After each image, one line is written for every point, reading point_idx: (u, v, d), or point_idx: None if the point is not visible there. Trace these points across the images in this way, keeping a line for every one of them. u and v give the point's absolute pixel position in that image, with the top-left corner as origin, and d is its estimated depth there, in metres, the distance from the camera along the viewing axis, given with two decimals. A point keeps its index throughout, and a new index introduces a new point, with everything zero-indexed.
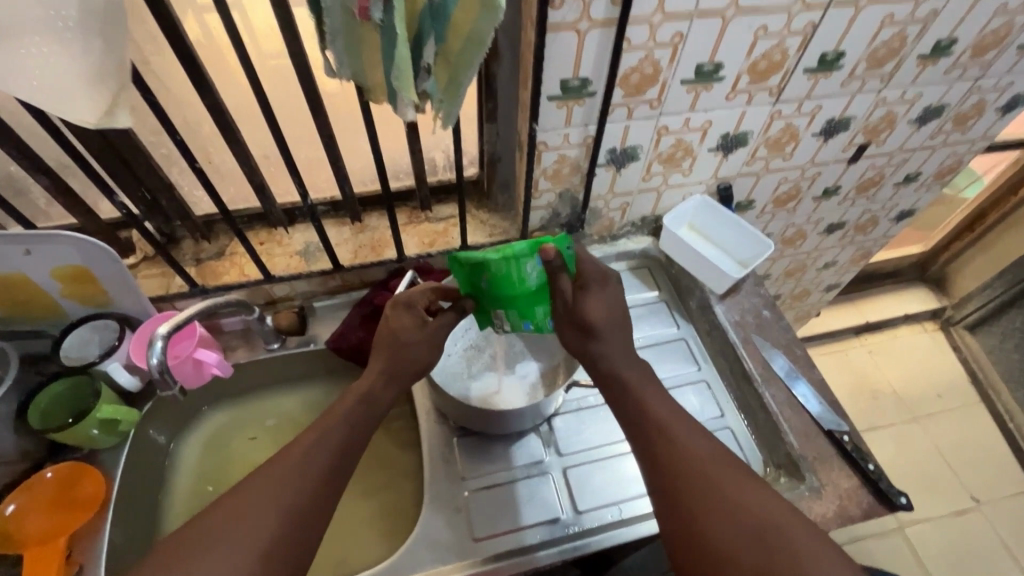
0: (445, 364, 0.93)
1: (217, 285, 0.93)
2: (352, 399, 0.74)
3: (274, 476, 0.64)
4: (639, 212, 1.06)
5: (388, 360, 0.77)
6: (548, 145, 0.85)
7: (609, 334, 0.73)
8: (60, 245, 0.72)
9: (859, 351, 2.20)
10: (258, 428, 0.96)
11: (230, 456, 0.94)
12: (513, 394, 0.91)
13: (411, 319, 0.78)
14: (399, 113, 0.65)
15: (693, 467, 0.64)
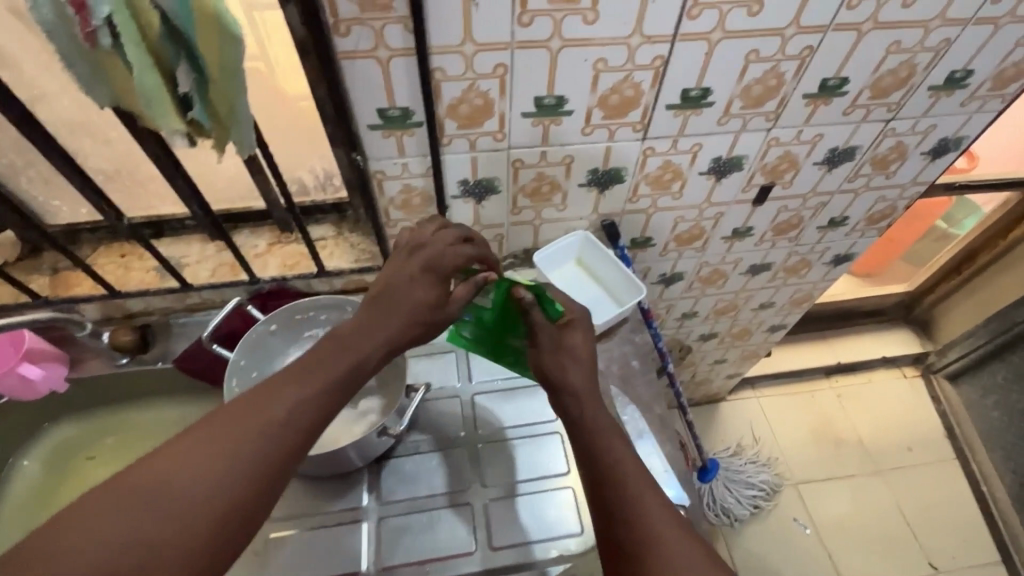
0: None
1: (66, 296, 0.92)
2: (344, 360, 0.58)
3: (189, 452, 0.48)
4: (519, 245, 1.00)
5: (366, 321, 0.62)
6: (388, 175, 0.81)
7: (572, 358, 0.73)
8: None
9: (827, 395, 2.05)
10: (97, 448, 0.95)
11: (67, 473, 0.94)
12: (345, 430, 0.85)
13: (431, 284, 0.66)
14: (171, 141, 0.61)
15: (621, 489, 0.61)
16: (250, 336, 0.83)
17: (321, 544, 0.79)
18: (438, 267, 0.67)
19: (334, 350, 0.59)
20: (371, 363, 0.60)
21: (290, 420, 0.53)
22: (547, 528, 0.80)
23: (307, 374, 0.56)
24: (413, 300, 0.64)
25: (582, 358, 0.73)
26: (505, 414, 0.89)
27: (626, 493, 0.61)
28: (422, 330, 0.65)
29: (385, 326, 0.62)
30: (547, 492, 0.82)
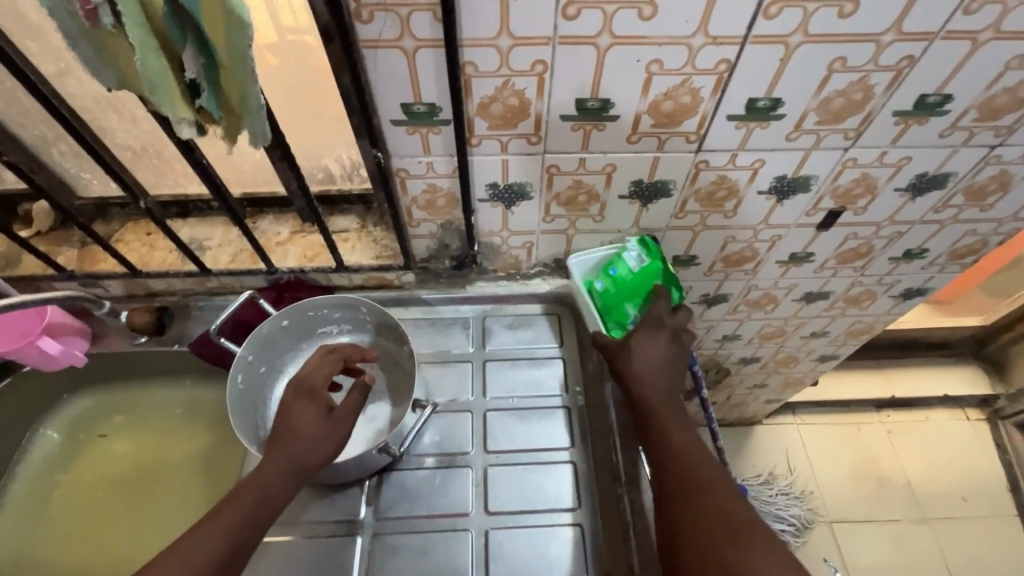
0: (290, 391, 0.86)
1: (90, 272, 0.92)
2: (255, 493, 0.64)
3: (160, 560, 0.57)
4: (549, 254, 0.93)
5: (288, 448, 0.67)
6: (411, 173, 0.75)
7: (650, 362, 0.78)
8: None
9: (875, 429, 1.89)
10: (107, 426, 0.97)
11: (79, 451, 0.95)
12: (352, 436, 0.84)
13: (314, 407, 0.71)
14: (180, 131, 0.58)
15: (709, 476, 0.67)
16: (263, 330, 0.81)
17: (314, 552, 0.77)
18: (314, 392, 0.72)
19: (235, 488, 0.64)
20: (279, 492, 0.65)
21: (210, 546, 0.59)
22: (549, 565, 0.76)
23: (236, 504, 0.63)
24: (306, 426, 0.69)
25: (660, 362, 0.78)
26: (517, 437, 0.85)
27: (709, 482, 0.66)
28: (330, 445, 0.69)
29: (294, 451, 0.67)
30: (554, 527, 0.79)
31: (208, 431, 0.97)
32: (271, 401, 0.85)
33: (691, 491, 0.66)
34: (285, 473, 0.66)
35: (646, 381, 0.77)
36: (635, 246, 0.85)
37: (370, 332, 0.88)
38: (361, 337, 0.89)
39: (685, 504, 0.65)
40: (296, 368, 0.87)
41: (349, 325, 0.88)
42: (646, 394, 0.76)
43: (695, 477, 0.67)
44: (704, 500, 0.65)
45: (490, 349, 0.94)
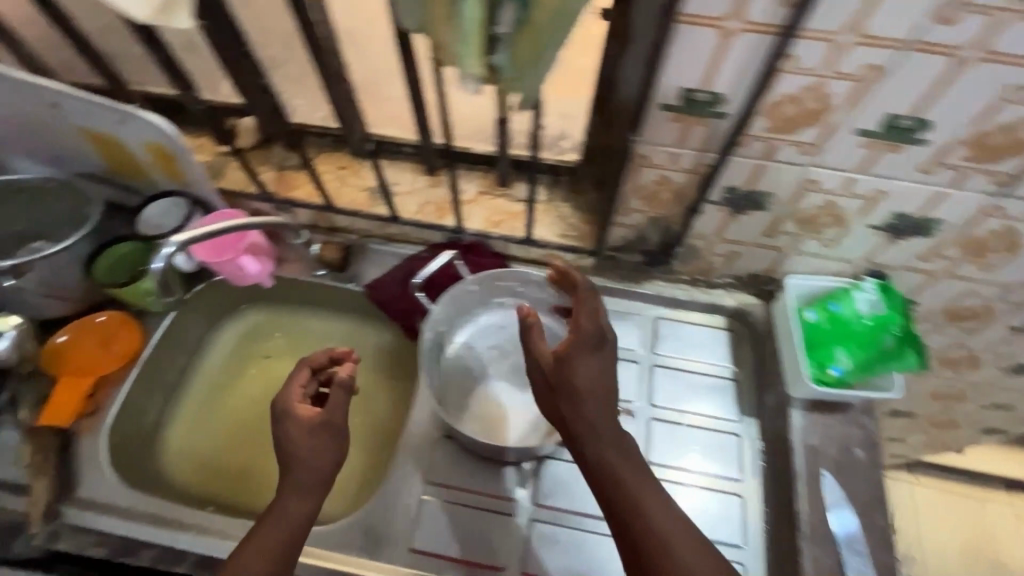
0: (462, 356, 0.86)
1: (287, 197, 0.94)
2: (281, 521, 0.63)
3: None
4: (749, 268, 0.85)
5: (288, 483, 0.65)
6: (649, 162, 0.68)
7: (588, 386, 0.63)
8: (146, 124, 0.76)
9: (1002, 511, 1.70)
10: (270, 347, 1.00)
11: (246, 365, 0.99)
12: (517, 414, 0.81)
13: (295, 424, 0.67)
14: (462, 85, 0.54)
15: (660, 533, 0.58)
16: (455, 290, 0.82)
17: (466, 524, 0.76)
18: (290, 411, 0.69)
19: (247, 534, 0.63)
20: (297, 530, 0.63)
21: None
22: None
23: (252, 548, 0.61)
24: (302, 449, 0.66)
25: (603, 381, 0.63)
26: (682, 452, 0.81)
27: (658, 537, 0.57)
28: (331, 457, 0.66)
29: (299, 480, 0.65)
30: None
31: (370, 371, 0.98)
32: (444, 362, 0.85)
33: (641, 556, 0.57)
34: (293, 513, 0.64)
35: (579, 405, 0.62)
36: (874, 290, 0.76)
37: (546, 313, 0.87)
38: (536, 315, 0.88)
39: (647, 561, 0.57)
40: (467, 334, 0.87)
41: (526, 301, 0.87)
42: (614, 458, 0.62)
43: (659, 546, 0.57)
44: (659, 558, 0.57)
45: (659, 355, 0.89)
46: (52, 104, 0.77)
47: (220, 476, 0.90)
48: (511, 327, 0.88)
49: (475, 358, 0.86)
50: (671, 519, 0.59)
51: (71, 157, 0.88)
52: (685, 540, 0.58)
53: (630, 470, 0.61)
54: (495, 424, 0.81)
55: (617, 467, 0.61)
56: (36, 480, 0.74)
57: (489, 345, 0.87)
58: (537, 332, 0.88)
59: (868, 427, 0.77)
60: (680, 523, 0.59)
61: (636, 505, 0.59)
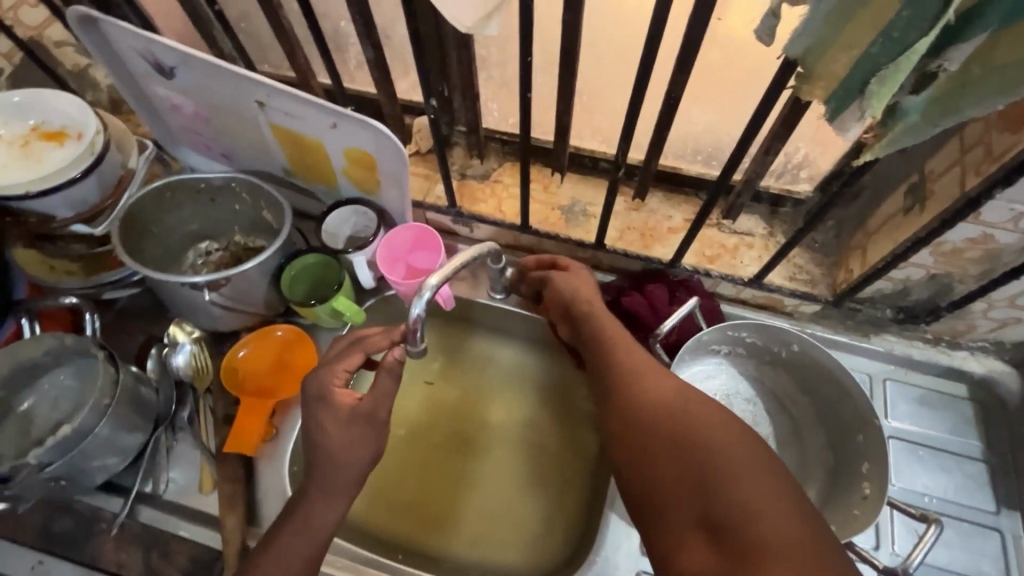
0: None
1: (472, 211, 0.85)
2: (315, 501, 0.59)
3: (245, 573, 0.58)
4: (1021, 335, 0.73)
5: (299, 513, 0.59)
6: (978, 218, 0.56)
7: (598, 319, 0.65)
8: (362, 130, 0.68)
9: None
10: (433, 371, 0.92)
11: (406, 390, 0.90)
12: None
13: (332, 414, 0.60)
14: (832, 122, 0.45)
15: (675, 412, 0.51)
16: (688, 343, 0.72)
17: None
18: (326, 397, 0.61)
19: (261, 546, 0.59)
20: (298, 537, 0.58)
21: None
22: None
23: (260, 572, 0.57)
24: (333, 445, 0.59)
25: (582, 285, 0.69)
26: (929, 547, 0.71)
27: (697, 430, 0.48)
28: (364, 454, 0.60)
29: (326, 479, 0.59)
30: None
31: (552, 411, 0.88)
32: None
33: (634, 422, 0.53)
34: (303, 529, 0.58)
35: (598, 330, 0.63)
36: None
37: (767, 367, 0.77)
38: (753, 369, 0.78)
39: (661, 459, 0.48)
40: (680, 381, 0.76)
41: (746, 351, 0.76)
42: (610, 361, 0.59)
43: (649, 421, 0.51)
44: (669, 436, 0.49)
45: (896, 425, 0.77)
46: (257, 101, 0.70)
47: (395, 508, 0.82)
48: (723, 377, 0.78)
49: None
50: (656, 375, 0.56)
51: (252, 154, 0.82)
52: (728, 435, 0.47)
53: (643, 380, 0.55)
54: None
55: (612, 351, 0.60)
56: (224, 513, 0.69)
57: (702, 396, 0.76)
58: (751, 385, 0.78)
59: None
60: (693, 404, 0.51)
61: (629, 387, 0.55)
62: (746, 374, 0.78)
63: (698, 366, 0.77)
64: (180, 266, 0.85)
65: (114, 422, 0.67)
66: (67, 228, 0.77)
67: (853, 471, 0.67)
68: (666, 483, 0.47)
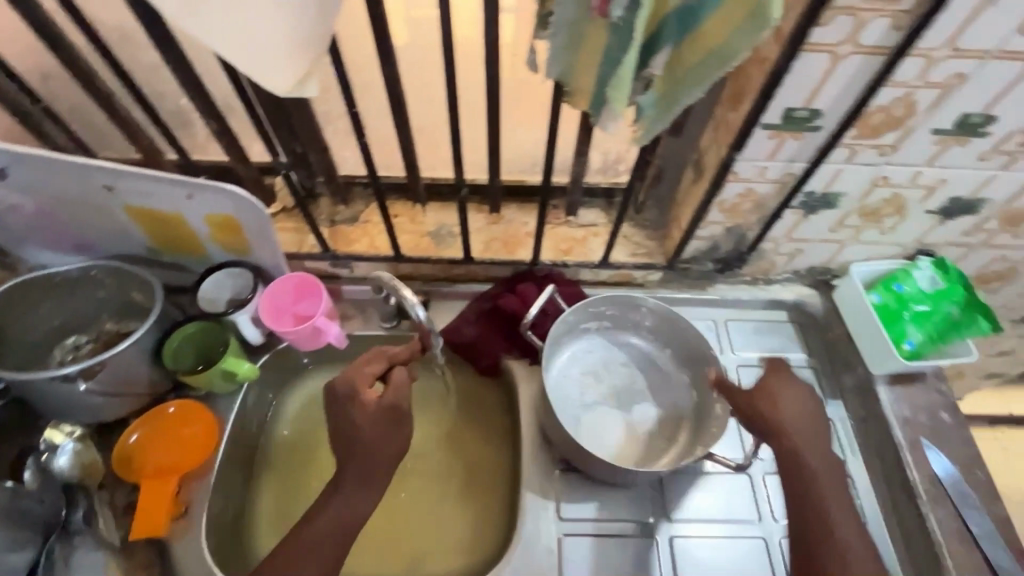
0: (561, 380, 0.84)
1: (347, 253, 0.91)
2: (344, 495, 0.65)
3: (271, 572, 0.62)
4: (808, 261, 0.92)
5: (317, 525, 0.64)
6: (738, 177, 0.73)
7: (799, 416, 0.66)
8: (218, 195, 0.72)
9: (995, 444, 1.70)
10: None
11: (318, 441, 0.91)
12: (628, 439, 0.82)
13: (360, 407, 0.67)
14: (599, 123, 0.56)
15: (821, 488, 0.63)
16: (558, 323, 0.82)
17: (607, 552, 0.76)
18: (357, 396, 0.67)
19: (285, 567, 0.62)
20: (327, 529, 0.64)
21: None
22: None
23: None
24: (369, 437, 0.65)
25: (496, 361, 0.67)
26: None
27: (832, 512, 0.62)
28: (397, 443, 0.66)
29: (361, 467, 0.65)
30: None
31: (466, 425, 0.92)
32: (548, 390, 0.82)
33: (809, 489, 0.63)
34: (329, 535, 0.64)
35: (800, 426, 0.65)
36: (930, 267, 0.84)
37: (633, 333, 0.89)
38: (625, 337, 0.89)
39: (802, 517, 0.63)
40: (562, 359, 0.86)
41: (608, 322, 0.88)
42: (800, 442, 0.64)
43: (816, 515, 0.62)
44: (813, 505, 0.63)
45: (740, 354, 0.93)
46: (103, 185, 0.71)
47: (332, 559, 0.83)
48: (599, 350, 0.88)
49: (575, 382, 0.85)
50: (813, 441, 0.65)
51: (110, 240, 0.81)
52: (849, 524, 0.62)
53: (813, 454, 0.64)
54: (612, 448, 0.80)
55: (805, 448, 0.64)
56: None
57: (582, 369, 0.86)
58: (621, 351, 0.89)
59: (945, 391, 0.85)
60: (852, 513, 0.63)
61: (822, 495, 0.63)
62: (617, 342, 0.89)
63: (575, 344, 0.88)
64: (47, 364, 0.81)
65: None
66: None
67: (709, 397, 0.81)
68: (818, 540, 0.62)
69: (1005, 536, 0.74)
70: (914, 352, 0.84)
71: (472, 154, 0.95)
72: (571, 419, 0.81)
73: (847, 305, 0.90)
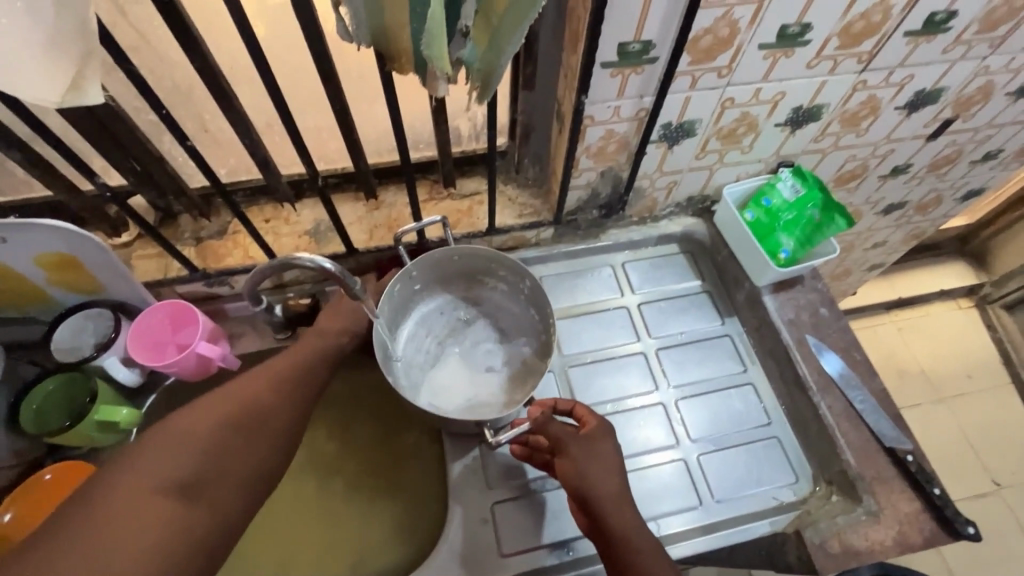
0: (429, 316, 0.87)
1: (220, 269, 0.84)
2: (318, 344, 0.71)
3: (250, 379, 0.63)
4: (686, 192, 0.95)
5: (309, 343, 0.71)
6: (595, 120, 0.73)
7: (597, 477, 0.68)
8: (39, 233, 0.64)
9: (887, 329, 1.82)
10: None
11: None
12: (456, 392, 0.82)
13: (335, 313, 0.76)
14: (429, 87, 0.54)
15: (622, 525, 0.65)
16: (419, 260, 0.79)
17: (548, 505, 0.78)
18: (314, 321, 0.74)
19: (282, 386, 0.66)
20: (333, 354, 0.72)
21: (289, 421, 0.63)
22: (770, 476, 0.81)
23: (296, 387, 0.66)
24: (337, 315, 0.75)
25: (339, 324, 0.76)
26: (694, 369, 0.89)
27: (634, 543, 0.64)
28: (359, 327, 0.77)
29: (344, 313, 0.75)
30: (752, 445, 0.83)
31: (387, 418, 0.91)
32: (409, 318, 0.86)
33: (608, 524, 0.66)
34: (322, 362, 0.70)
35: (590, 487, 0.67)
36: (791, 177, 0.89)
37: (520, 303, 0.86)
38: (509, 297, 0.87)
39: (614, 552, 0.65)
40: (449, 298, 0.88)
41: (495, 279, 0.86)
42: (600, 485, 0.67)
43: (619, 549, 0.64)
44: (613, 538, 0.65)
45: (641, 294, 0.96)
46: None
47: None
48: (484, 305, 0.88)
49: (444, 323, 0.87)
50: (607, 475, 0.69)
51: None
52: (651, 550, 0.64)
53: (612, 512, 0.66)
54: (433, 388, 0.82)
55: (596, 482, 0.68)
56: None
57: (459, 316, 0.87)
58: (505, 311, 0.88)
59: (821, 288, 0.91)
60: (650, 541, 0.65)
61: (623, 533, 0.65)
62: (504, 306, 0.88)
63: (466, 291, 0.88)
64: None
65: None
66: None
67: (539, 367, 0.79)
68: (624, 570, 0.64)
69: (885, 406, 0.82)
70: (790, 258, 0.89)
71: (337, 142, 0.90)
72: (426, 351, 0.85)
73: (726, 227, 0.94)
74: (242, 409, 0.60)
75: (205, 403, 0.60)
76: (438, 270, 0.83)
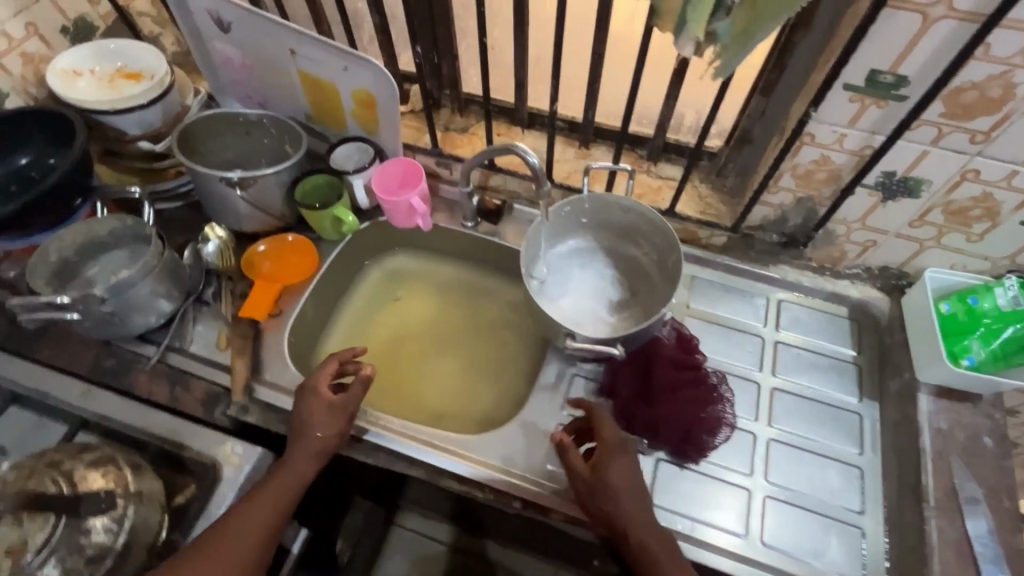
0: (580, 249, 0.98)
1: (451, 154, 1.06)
2: (307, 447, 0.76)
3: (264, 498, 0.71)
4: (882, 260, 0.90)
5: (305, 445, 0.76)
6: (814, 140, 0.75)
7: (625, 489, 0.68)
8: (366, 72, 0.89)
9: None
10: (402, 291, 1.12)
11: (379, 310, 1.10)
12: (567, 311, 0.93)
13: (316, 399, 0.80)
14: (677, 47, 0.64)
15: (640, 537, 0.67)
16: (601, 195, 0.91)
17: (607, 456, 0.82)
18: (318, 387, 0.81)
19: (297, 432, 0.78)
20: (349, 401, 0.80)
21: (305, 472, 0.75)
22: (834, 557, 0.74)
23: (305, 443, 0.77)
24: (314, 413, 0.78)
25: (319, 415, 0.78)
26: (805, 422, 0.85)
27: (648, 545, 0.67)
28: (342, 425, 0.79)
29: (310, 412, 0.78)
30: (830, 518, 0.77)
31: (506, 324, 1.07)
32: (565, 243, 0.98)
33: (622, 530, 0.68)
34: (334, 411, 0.79)
35: (609, 494, 0.68)
36: (1015, 286, 0.78)
37: (660, 276, 0.93)
38: (651, 269, 0.95)
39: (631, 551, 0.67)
40: (603, 246, 0.98)
41: (650, 252, 0.95)
42: (615, 497, 0.68)
43: (642, 556, 0.67)
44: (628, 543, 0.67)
45: (783, 334, 0.94)
46: (289, 50, 0.92)
47: (365, 383, 1.02)
48: (629, 267, 0.96)
49: (588, 261, 0.97)
50: (628, 495, 0.68)
51: (281, 100, 1.04)
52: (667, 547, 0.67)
53: (636, 532, 0.67)
54: (554, 304, 0.93)
55: (616, 494, 0.68)
56: (235, 358, 0.87)
57: (605, 262, 0.97)
58: (644, 281, 0.95)
59: (997, 419, 0.80)
60: (663, 541, 0.68)
61: (644, 549, 0.67)
62: (644, 275, 0.95)
63: (620, 249, 0.97)
64: None
65: (154, 282, 0.86)
66: (135, 143, 0.99)
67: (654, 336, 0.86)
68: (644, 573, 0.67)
69: (1015, 567, 0.70)
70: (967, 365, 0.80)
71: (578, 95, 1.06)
72: (564, 271, 0.97)
73: (913, 311, 0.87)
74: (255, 531, 0.69)
75: (226, 530, 0.68)
76: (608, 215, 0.94)
